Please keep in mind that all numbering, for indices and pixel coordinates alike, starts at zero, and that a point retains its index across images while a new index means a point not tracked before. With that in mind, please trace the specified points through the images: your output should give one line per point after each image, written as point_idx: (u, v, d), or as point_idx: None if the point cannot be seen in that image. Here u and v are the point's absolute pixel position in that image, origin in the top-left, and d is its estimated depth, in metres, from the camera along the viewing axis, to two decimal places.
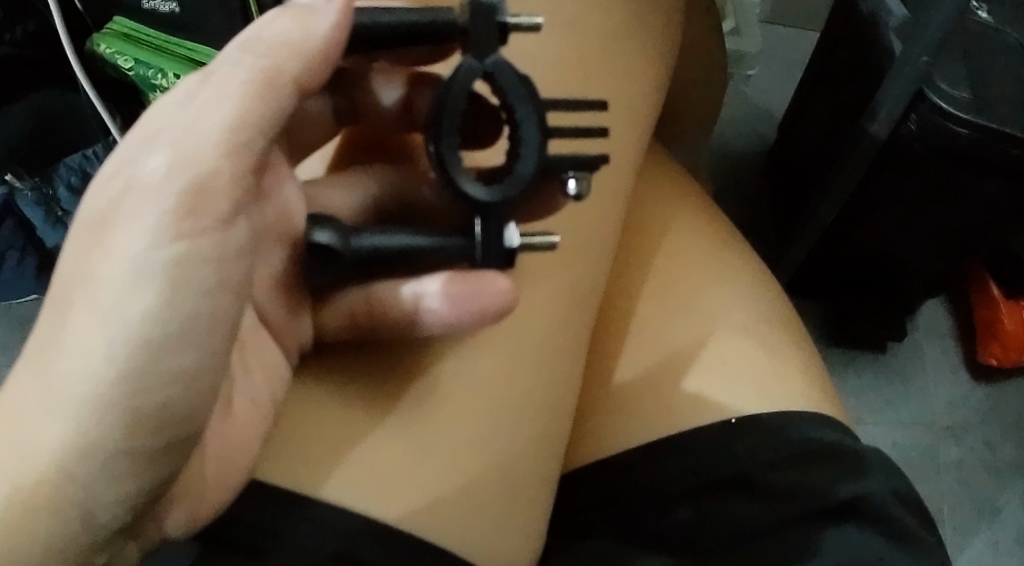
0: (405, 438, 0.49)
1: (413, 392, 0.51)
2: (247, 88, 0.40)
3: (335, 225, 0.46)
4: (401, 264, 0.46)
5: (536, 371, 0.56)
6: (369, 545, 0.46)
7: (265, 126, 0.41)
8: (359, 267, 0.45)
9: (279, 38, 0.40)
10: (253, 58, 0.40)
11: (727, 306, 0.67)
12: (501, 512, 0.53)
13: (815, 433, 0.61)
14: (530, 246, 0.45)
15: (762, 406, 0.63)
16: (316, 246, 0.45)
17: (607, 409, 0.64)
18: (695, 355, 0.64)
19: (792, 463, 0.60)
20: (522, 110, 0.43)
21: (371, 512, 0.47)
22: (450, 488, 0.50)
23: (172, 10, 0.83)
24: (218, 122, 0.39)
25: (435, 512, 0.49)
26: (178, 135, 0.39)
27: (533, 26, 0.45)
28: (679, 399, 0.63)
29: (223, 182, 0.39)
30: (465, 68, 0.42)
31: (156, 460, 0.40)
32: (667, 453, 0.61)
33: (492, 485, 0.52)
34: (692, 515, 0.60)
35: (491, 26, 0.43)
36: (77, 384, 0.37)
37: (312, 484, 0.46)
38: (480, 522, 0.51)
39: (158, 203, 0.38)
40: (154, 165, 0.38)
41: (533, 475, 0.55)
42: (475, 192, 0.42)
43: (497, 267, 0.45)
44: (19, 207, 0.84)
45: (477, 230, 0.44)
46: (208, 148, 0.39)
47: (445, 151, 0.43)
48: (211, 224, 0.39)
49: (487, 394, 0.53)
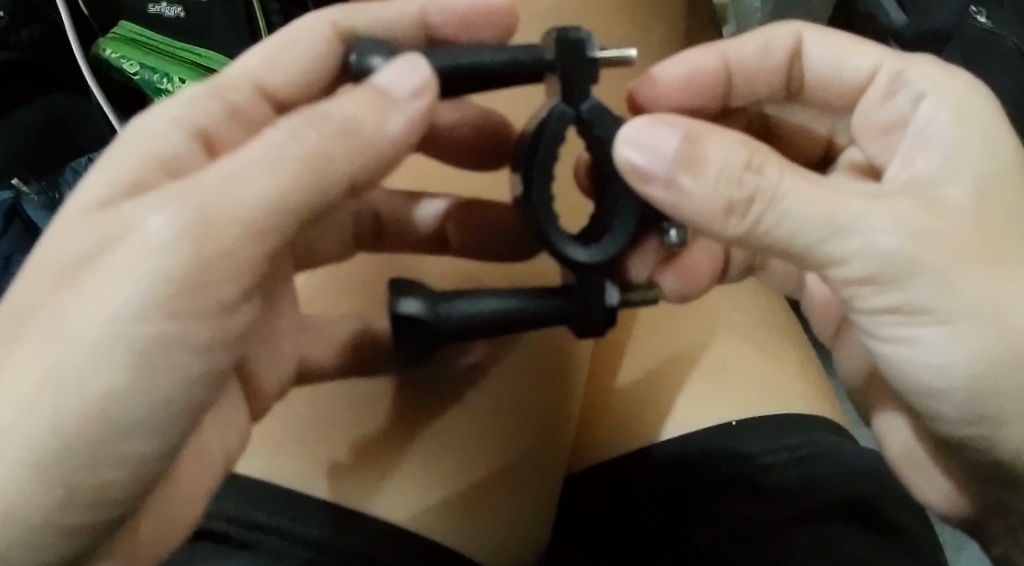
0: (428, 455, 0.53)
1: (439, 421, 0.54)
2: (287, 177, 0.35)
3: (419, 291, 0.44)
4: (502, 331, 0.45)
5: (550, 392, 0.58)
6: (378, 547, 0.49)
7: (301, 209, 0.36)
8: (452, 334, 0.44)
9: (348, 121, 0.37)
10: (310, 131, 0.36)
11: (722, 313, 0.68)
12: (512, 517, 0.55)
13: (810, 437, 0.63)
14: (631, 303, 0.48)
15: (767, 408, 0.63)
16: (401, 318, 0.43)
17: (608, 414, 0.64)
18: (697, 359, 0.65)
19: (784, 467, 0.61)
20: (604, 130, 0.42)
21: (384, 514, 0.50)
22: (462, 494, 0.53)
23: (178, 14, 0.85)
24: (251, 196, 0.35)
25: (449, 517, 0.52)
26: (197, 190, 0.35)
27: (627, 58, 0.42)
28: (680, 406, 0.63)
29: (238, 264, 0.36)
30: (557, 114, 0.41)
31: (82, 536, 0.38)
32: (674, 452, 0.61)
33: (505, 494, 0.55)
34: (693, 514, 0.61)
35: (582, 63, 0.41)
36: (14, 449, 0.35)
37: (363, 498, 0.50)
38: (496, 527, 0.54)
39: (154, 274, 0.34)
40: (159, 220, 0.34)
41: (536, 487, 0.57)
42: (580, 256, 0.43)
43: (598, 329, 0.45)
44: (25, 211, 0.82)
45: (574, 294, 0.44)
46: (222, 228, 0.35)
47: (540, 212, 0.42)
48: (210, 310, 0.36)
49: (502, 409, 0.56)
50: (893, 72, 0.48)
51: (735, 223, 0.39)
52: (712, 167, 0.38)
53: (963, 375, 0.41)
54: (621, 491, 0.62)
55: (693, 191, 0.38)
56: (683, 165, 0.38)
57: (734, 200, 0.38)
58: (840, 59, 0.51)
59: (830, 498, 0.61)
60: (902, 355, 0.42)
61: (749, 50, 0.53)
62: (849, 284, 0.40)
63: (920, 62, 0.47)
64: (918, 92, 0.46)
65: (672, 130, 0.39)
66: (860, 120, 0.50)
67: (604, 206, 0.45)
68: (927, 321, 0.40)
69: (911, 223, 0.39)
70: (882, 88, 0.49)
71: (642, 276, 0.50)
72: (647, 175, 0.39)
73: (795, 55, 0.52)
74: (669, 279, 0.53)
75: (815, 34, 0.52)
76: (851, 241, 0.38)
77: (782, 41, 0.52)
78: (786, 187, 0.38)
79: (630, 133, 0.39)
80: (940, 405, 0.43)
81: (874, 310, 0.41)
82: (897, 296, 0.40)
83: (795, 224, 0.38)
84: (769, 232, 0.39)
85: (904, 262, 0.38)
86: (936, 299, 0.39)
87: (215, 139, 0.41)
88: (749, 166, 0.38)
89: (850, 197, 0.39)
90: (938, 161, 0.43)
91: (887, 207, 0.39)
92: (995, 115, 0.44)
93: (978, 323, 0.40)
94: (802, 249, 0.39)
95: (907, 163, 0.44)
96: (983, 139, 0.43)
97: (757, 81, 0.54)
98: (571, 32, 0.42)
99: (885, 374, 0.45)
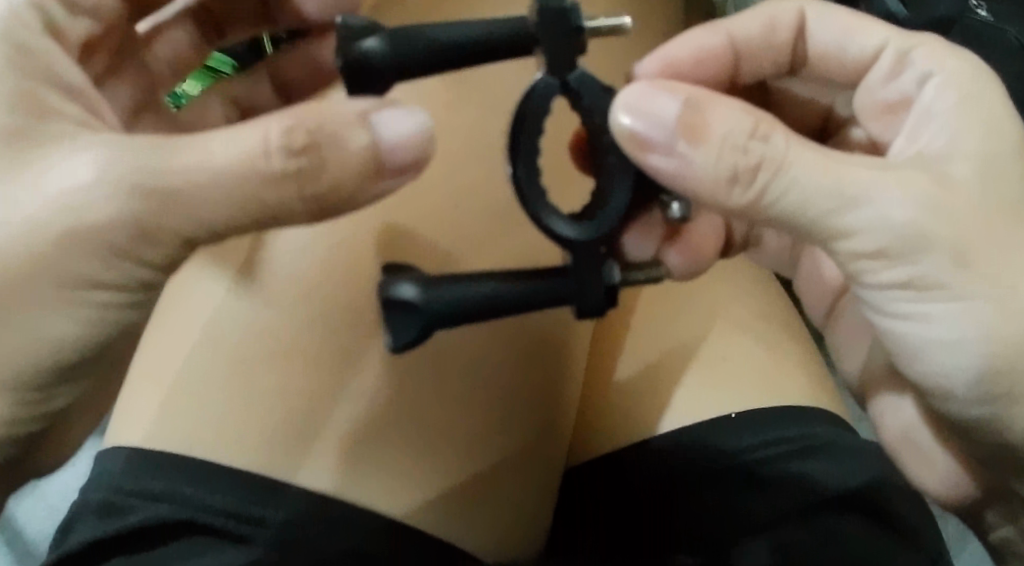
0: (424, 438, 0.53)
1: (440, 397, 0.53)
2: (226, 199, 0.36)
3: (411, 275, 0.43)
4: (495, 315, 0.42)
5: (546, 376, 0.58)
6: (375, 534, 0.50)
7: (240, 212, 0.37)
8: (442, 321, 0.42)
9: (317, 155, 0.36)
10: (282, 136, 0.36)
11: (717, 294, 0.68)
12: (508, 499, 0.56)
13: (813, 429, 0.63)
14: (631, 282, 0.45)
15: (762, 401, 0.63)
16: (392, 300, 0.42)
17: (607, 402, 0.65)
18: (695, 352, 0.65)
19: (784, 459, 0.61)
20: (592, 100, 0.42)
21: (380, 507, 0.51)
22: (460, 480, 0.53)
23: None
24: (203, 201, 0.36)
25: (446, 506, 0.52)
26: (146, 171, 0.36)
27: (620, 28, 0.41)
28: (678, 397, 0.63)
29: (180, 238, 0.38)
30: (543, 86, 0.41)
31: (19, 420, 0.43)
32: (672, 442, 0.62)
33: (504, 475, 0.55)
34: (692, 509, 0.61)
35: (567, 33, 0.40)
36: None
37: (359, 493, 0.50)
38: (491, 512, 0.55)
39: (83, 230, 0.37)
40: (102, 190, 0.37)
41: (533, 471, 0.57)
42: (566, 232, 0.43)
43: (598, 310, 0.44)
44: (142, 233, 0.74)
45: (573, 272, 0.43)
46: (164, 201, 0.36)
47: (532, 193, 0.43)
48: (138, 269, 0.39)
49: (501, 390, 0.55)
50: (899, 50, 0.48)
51: (739, 193, 0.38)
52: (714, 135, 0.37)
53: (977, 354, 0.40)
54: (619, 480, 0.62)
55: (694, 158, 0.38)
56: (683, 133, 0.38)
57: (739, 168, 0.38)
58: (845, 38, 0.50)
59: (830, 491, 0.60)
60: (914, 331, 0.42)
61: (753, 28, 0.52)
62: (857, 258, 0.40)
63: (926, 41, 0.47)
64: (923, 72, 0.46)
65: (670, 96, 0.38)
66: (862, 95, 0.51)
67: (600, 187, 0.45)
68: (939, 297, 0.40)
69: (925, 197, 0.39)
70: (886, 66, 0.48)
71: (645, 255, 0.51)
72: (647, 141, 0.38)
73: (799, 30, 0.52)
74: (674, 255, 0.53)
75: (819, 10, 0.51)
76: (862, 213, 0.38)
77: (787, 18, 0.51)
78: (794, 155, 0.38)
79: (628, 99, 0.39)
80: (951, 381, 0.42)
81: (883, 285, 0.41)
82: (907, 269, 0.39)
83: (803, 194, 0.38)
84: (777, 203, 0.38)
85: (914, 235, 0.38)
86: (947, 276, 0.39)
87: (60, 29, 0.45)
88: (753, 134, 0.38)
89: (860, 168, 0.39)
90: (943, 140, 0.42)
91: (898, 181, 0.39)
92: (1000, 94, 0.44)
93: (988, 300, 0.40)
94: (811, 222, 0.39)
95: (912, 138, 0.45)
96: (991, 118, 0.43)
97: (761, 60, 0.53)
98: (553, 1, 0.40)
99: (894, 356, 0.45)
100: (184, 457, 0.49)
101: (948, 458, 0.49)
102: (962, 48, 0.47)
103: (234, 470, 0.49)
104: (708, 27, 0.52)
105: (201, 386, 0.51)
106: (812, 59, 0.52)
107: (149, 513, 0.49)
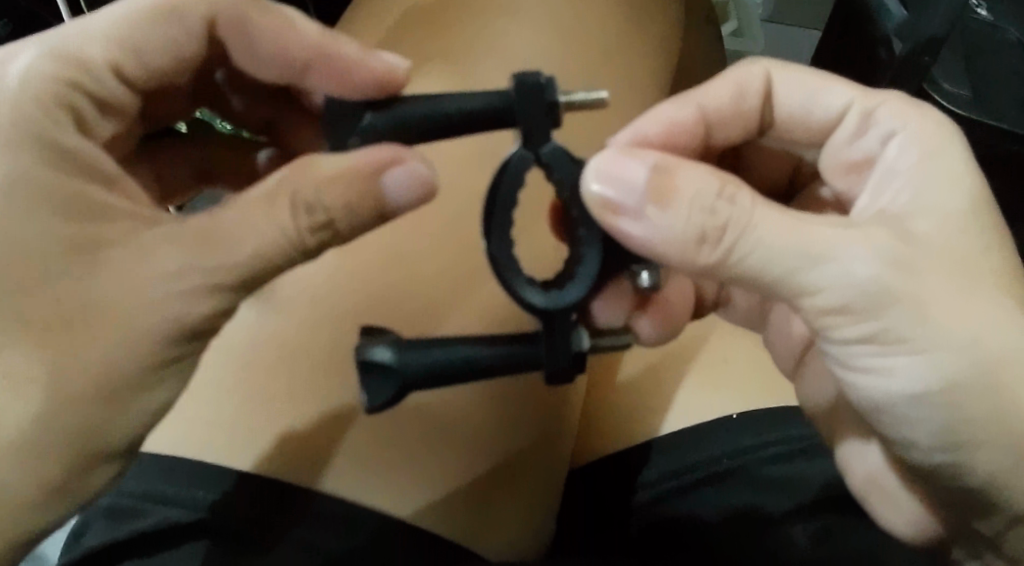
0: (410, 468, 0.52)
1: (420, 436, 0.53)
2: (260, 263, 0.43)
3: (386, 340, 0.44)
4: (473, 378, 0.43)
5: (524, 414, 0.57)
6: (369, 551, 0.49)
7: (281, 265, 0.44)
8: (419, 384, 0.43)
9: (344, 204, 0.43)
10: (305, 217, 0.42)
11: (705, 328, 0.69)
12: (499, 521, 0.55)
13: (805, 430, 0.61)
14: (600, 348, 0.46)
15: (754, 402, 0.63)
16: (367, 362, 0.43)
17: (596, 432, 0.65)
18: (685, 367, 0.66)
19: (781, 457, 0.61)
20: (562, 174, 0.43)
21: (379, 507, 0.50)
22: (447, 494, 0.53)
23: None
24: (243, 262, 0.43)
25: (443, 519, 0.52)
26: (198, 260, 0.42)
27: (599, 99, 0.42)
28: (662, 411, 0.63)
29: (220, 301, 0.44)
30: (516, 160, 0.42)
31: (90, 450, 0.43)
32: (656, 449, 0.62)
33: (494, 494, 0.55)
34: (686, 507, 0.62)
35: (543, 107, 0.42)
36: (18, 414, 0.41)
37: (353, 493, 0.50)
38: (489, 530, 0.54)
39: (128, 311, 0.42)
40: (170, 273, 0.42)
41: (520, 497, 0.56)
42: (536, 299, 0.43)
43: (565, 375, 0.44)
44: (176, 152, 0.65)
45: (544, 342, 0.43)
46: (204, 262, 0.42)
47: (502, 262, 0.42)
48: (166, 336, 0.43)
49: (482, 419, 0.55)
50: (864, 109, 0.48)
51: (708, 251, 0.39)
52: (682, 198, 0.38)
53: (953, 389, 0.41)
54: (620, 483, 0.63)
55: (663, 222, 0.39)
56: (653, 198, 0.38)
57: (707, 229, 0.38)
58: (812, 97, 0.51)
59: (823, 487, 0.61)
60: (886, 382, 0.42)
61: (723, 95, 0.52)
62: (824, 313, 0.40)
63: (889, 99, 0.47)
64: (888, 129, 0.47)
65: (641, 162, 0.39)
66: (829, 155, 0.51)
67: (569, 255, 0.45)
68: (902, 351, 0.40)
69: (889, 253, 0.39)
70: (852, 125, 0.49)
71: (615, 321, 0.52)
72: (619, 207, 0.39)
73: (769, 94, 0.52)
74: (646, 324, 0.54)
75: (784, 72, 0.51)
76: (826, 270, 0.39)
77: (756, 81, 0.51)
78: (759, 216, 0.39)
79: (601, 165, 0.39)
80: (911, 431, 0.43)
81: (849, 340, 0.41)
82: (871, 325, 0.40)
83: (767, 253, 0.39)
84: (743, 260, 0.39)
85: (880, 290, 0.39)
86: (911, 329, 0.40)
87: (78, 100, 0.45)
88: (720, 196, 0.38)
89: (822, 226, 0.39)
90: (909, 192, 0.43)
91: (861, 238, 0.39)
92: (963, 153, 0.44)
93: (958, 346, 0.40)
94: (778, 277, 0.39)
95: (876, 196, 0.44)
96: (952, 176, 0.43)
97: (732, 126, 0.53)
98: (530, 76, 0.42)
99: (859, 406, 0.45)
100: (187, 461, 0.51)
101: (915, 500, 0.49)
102: (922, 102, 0.48)
103: (231, 482, 0.50)
104: (677, 99, 0.52)
105: (192, 422, 0.52)
106: (782, 122, 0.53)
107: (161, 518, 0.50)
